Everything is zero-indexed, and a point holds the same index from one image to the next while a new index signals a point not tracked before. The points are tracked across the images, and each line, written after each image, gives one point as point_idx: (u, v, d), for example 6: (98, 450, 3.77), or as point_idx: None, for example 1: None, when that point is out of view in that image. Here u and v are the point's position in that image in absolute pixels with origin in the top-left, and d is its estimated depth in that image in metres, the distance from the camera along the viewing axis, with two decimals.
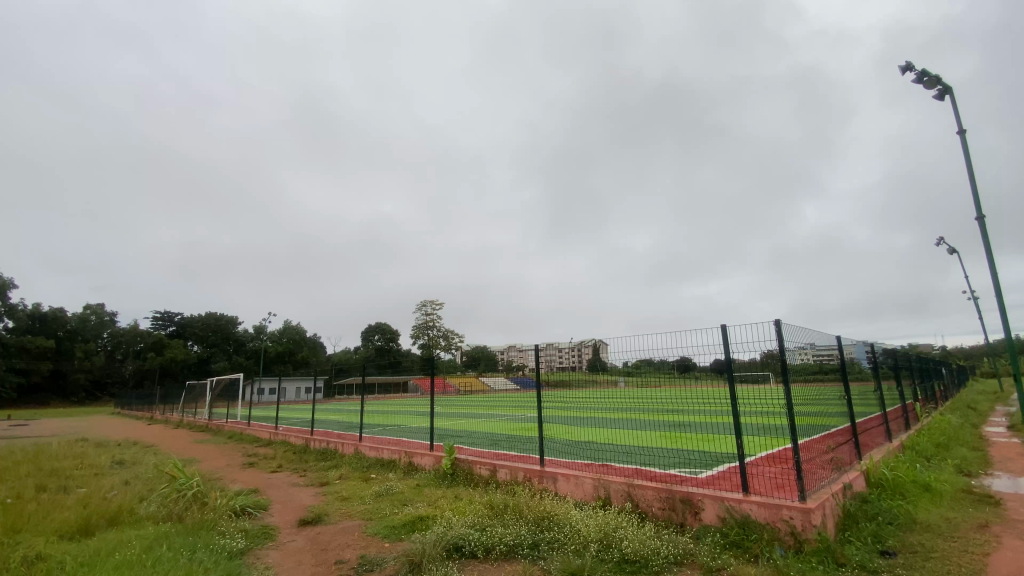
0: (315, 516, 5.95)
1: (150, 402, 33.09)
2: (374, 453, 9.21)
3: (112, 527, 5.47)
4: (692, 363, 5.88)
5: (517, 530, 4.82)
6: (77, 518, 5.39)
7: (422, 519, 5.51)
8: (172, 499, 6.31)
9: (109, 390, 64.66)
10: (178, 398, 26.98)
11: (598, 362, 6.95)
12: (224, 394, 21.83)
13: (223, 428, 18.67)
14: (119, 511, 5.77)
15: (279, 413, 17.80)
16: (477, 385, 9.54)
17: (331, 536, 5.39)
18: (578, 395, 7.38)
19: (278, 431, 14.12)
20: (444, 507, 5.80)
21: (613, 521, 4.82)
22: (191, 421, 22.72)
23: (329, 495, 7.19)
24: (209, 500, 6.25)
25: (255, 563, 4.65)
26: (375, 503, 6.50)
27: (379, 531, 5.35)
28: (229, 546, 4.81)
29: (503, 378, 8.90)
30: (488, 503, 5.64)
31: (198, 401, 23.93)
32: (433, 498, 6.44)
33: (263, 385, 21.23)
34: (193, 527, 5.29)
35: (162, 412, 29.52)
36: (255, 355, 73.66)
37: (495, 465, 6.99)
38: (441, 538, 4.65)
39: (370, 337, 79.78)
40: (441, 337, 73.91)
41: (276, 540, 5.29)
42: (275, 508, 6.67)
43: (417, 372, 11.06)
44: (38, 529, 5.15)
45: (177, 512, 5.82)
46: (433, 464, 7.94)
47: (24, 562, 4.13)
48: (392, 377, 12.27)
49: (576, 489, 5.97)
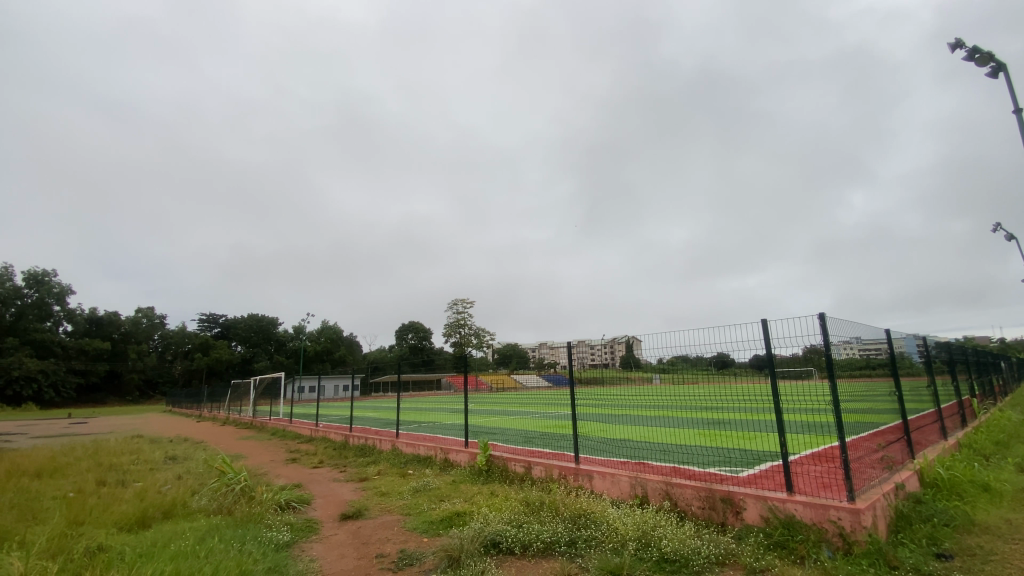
0: (356, 510, 6.10)
1: (198, 400, 34.73)
2: (410, 450, 9.38)
3: (167, 519, 5.77)
4: (730, 359, 5.79)
5: (554, 527, 4.82)
6: (134, 511, 5.69)
7: (459, 515, 5.57)
8: (221, 493, 6.59)
9: (160, 389, 67.96)
10: (224, 397, 28.13)
11: (631, 359, 6.86)
12: (268, 392, 22.69)
13: (266, 425, 19.40)
14: (173, 505, 6.07)
15: (318, 411, 18.32)
16: (507, 381, 9.74)
17: (372, 530, 5.51)
18: (612, 392, 7.30)
19: (318, 428, 14.57)
20: (480, 504, 5.85)
21: (651, 519, 4.75)
22: (237, 418, 23.72)
23: (368, 491, 7.36)
24: (255, 494, 6.50)
25: (300, 555, 4.81)
26: (412, 499, 6.62)
27: (417, 527, 5.43)
28: (276, 539, 4.99)
29: (534, 375, 8.92)
30: (524, 499, 5.64)
31: (242, 399, 24.87)
32: (469, 494, 6.50)
33: (304, 383, 21.95)
34: (242, 520, 5.51)
35: (209, 410, 30.81)
36: (295, 355, 76.04)
37: (530, 462, 6.99)
38: (478, 533, 4.69)
39: (404, 336, 81.14)
40: (472, 335, 74.46)
41: (319, 534, 5.45)
42: (318, 502, 6.88)
43: (449, 370, 11.16)
44: (99, 522, 5.45)
45: (227, 505, 6.08)
46: (468, 460, 8.02)
47: (87, 553, 4.39)
48: (426, 376, 12.49)
49: (613, 487, 5.91)
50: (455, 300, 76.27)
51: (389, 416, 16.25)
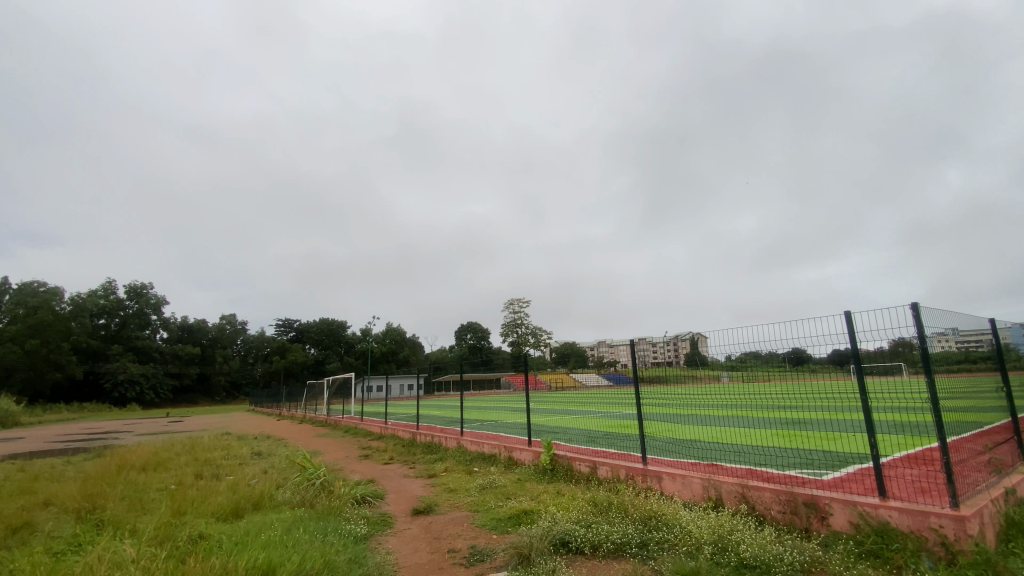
0: (427, 506, 6.29)
1: (277, 399, 37.19)
2: (475, 447, 9.56)
3: (256, 510, 6.23)
4: (807, 356, 5.42)
5: (625, 528, 4.74)
6: (228, 502, 6.17)
7: (526, 513, 5.61)
8: (303, 486, 7.02)
9: (243, 389, 73.39)
10: (301, 396, 29.99)
11: (697, 356, 6.61)
12: (340, 392, 23.90)
13: (339, 423, 20.43)
14: (261, 497, 6.54)
15: (386, 409, 19.09)
16: (567, 380, 9.65)
17: (443, 525, 5.67)
18: (678, 391, 7.06)
19: (387, 426, 15.18)
20: (547, 502, 5.86)
21: (727, 523, 4.57)
22: (313, 416, 25.20)
23: (437, 487, 7.58)
24: (333, 488, 6.86)
25: (377, 547, 5.03)
26: (480, 495, 6.74)
27: (486, 523, 5.52)
28: (354, 531, 5.25)
29: (594, 374, 8.85)
30: (592, 500, 5.58)
31: (317, 398, 26.39)
32: (535, 493, 6.53)
33: (371, 383, 22.95)
34: (323, 512, 5.84)
35: (289, 409, 32.91)
36: (362, 356, 79.48)
37: (596, 462, 6.91)
38: (547, 531, 4.70)
39: (463, 337, 82.75)
40: (530, 335, 74.67)
41: (394, 528, 5.66)
42: (390, 497, 7.17)
43: (508, 369, 11.28)
44: (198, 512, 5.97)
45: (309, 498, 6.47)
46: (532, 458, 8.06)
47: (190, 540, 4.83)
48: (487, 375, 12.63)
49: (684, 489, 5.73)
50: (512, 300, 76.78)
51: (452, 415, 16.63)
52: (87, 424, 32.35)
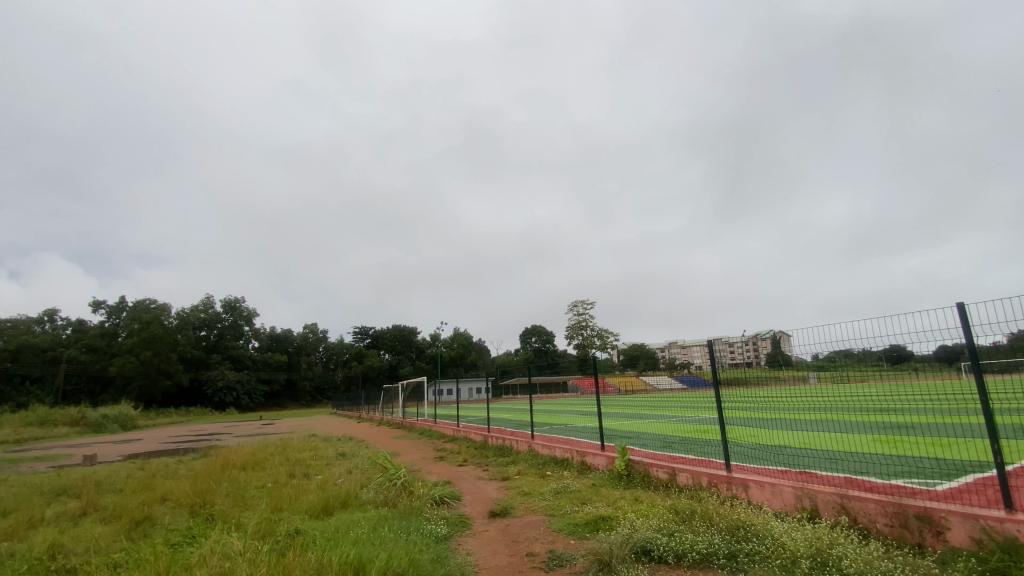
0: (503, 508, 6.35)
1: (357, 401, 39.28)
2: (547, 451, 9.53)
3: (344, 508, 6.58)
4: (907, 353, 4.93)
5: (710, 537, 4.53)
6: (319, 500, 6.57)
7: (604, 519, 5.50)
8: (386, 486, 7.33)
9: (326, 394, 78.09)
10: (378, 399, 31.47)
11: (780, 356, 6.24)
12: (414, 396, 24.80)
13: (415, 425, 21.19)
14: (348, 496, 6.90)
15: (457, 412, 19.52)
16: (636, 384, 9.28)
17: (520, 529, 5.69)
18: (760, 394, 6.66)
19: (459, 428, 15.53)
20: (626, 508, 5.72)
21: (826, 536, 4.24)
22: (390, 418, 26.32)
23: (512, 490, 7.61)
24: (413, 489, 7.11)
25: (457, 548, 5.14)
26: (555, 500, 6.70)
27: (563, 528, 5.49)
28: (435, 531, 5.38)
29: (666, 377, 8.63)
30: (673, 507, 5.38)
31: (394, 401, 27.58)
32: (612, 499, 6.39)
33: (443, 387, 23.62)
34: (405, 512, 6.07)
35: (368, 411, 34.65)
36: (433, 360, 82.05)
37: (674, 468, 6.67)
38: (628, 539, 4.58)
39: (529, 339, 83.28)
40: (597, 336, 73.70)
41: (472, 529, 5.77)
42: (467, 499, 7.31)
43: (576, 372, 11.17)
44: (294, 509, 6.39)
45: (391, 498, 6.73)
46: (606, 464, 7.90)
47: (288, 535, 5.18)
48: (554, 378, 12.51)
49: (774, 498, 5.39)
50: (575, 302, 75.98)
51: (523, 417, 16.70)
52: (195, 427, 35.82)
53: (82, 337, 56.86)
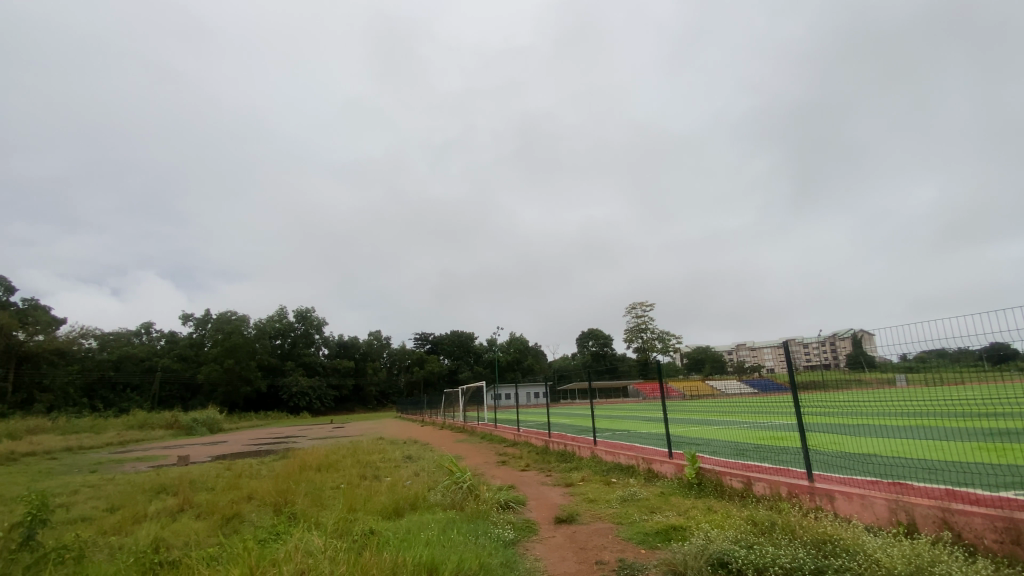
0: (569, 514, 6.30)
1: (419, 405, 40.49)
2: (611, 458, 9.35)
3: (414, 510, 6.78)
4: (1011, 351, 4.45)
5: (795, 551, 4.25)
6: (390, 502, 6.81)
7: (676, 529, 5.31)
8: (452, 489, 7.49)
9: (390, 398, 80.94)
10: (440, 403, 32.23)
11: (862, 357, 5.81)
12: (474, 400, 25.20)
13: (476, 429, 21.49)
14: (416, 498, 7.10)
15: (517, 417, 19.60)
16: (703, 389, 8.93)
17: (588, 536, 5.62)
18: (840, 399, 6.22)
19: (520, 433, 15.58)
20: (699, 518, 5.49)
21: (927, 553, 3.87)
22: (452, 423, 26.87)
23: (577, 497, 7.51)
24: (478, 492, 7.20)
25: (525, 553, 5.14)
26: (622, 508, 6.56)
27: (633, 537, 5.35)
28: (503, 536, 5.42)
29: (735, 381, 8.26)
30: (751, 519, 5.10)
31: (454, 406, 28.17)
32: (683, 508, 6.16)
33: (502, 392, 23.84)
34: (472, 515, 6.16)
35: (430, 416, 35.59)
36: (491, 366, 82.97)
37: (750, 477, 6.36)
38: (703, 550, 4.39)
39: (586, 343, 82.56)
40: (657, 339, 71.78)
41: (539, 535, 5.75)
42: (532, 504, 7.30)
43: (638, 377, 10.94)
44: (367, 509, 6.66)
45: (458, 501, 6.86)
46: (675, 471, 7.63)
47: (364, 534, 5.39)
48: (614, 383, 12.31)
49: (865, 511, 4.99)
50: (633, 304, 74.31)
51: (583, 423, 16.53)
52: (272, 430, 38.22)
53: (173, 347, 62.29)
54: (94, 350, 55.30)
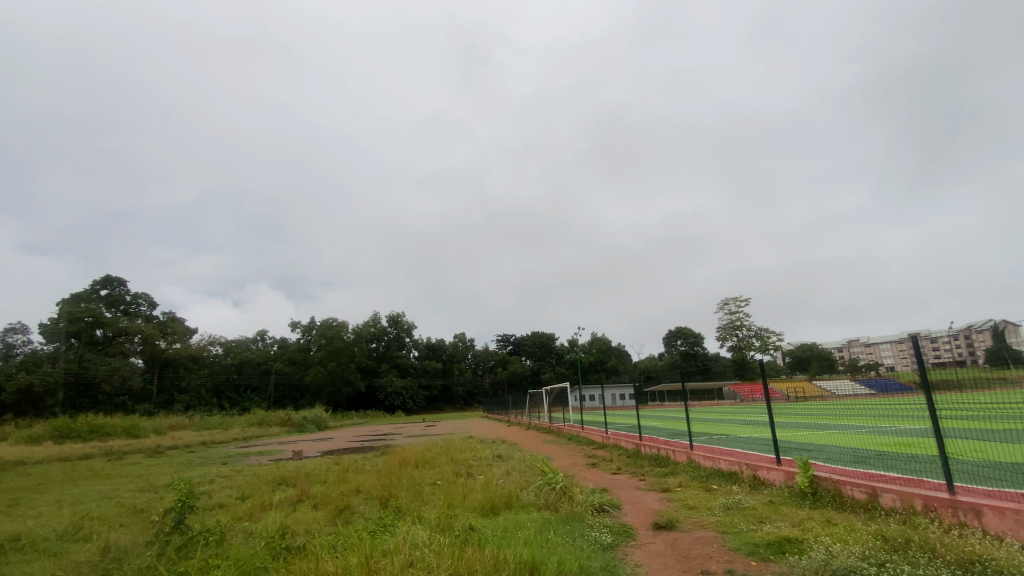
0: (668, 521, 6.08)
1: (505, 406, 41.21)
2: (711, 464, 8.90)
3: (509, 508, 6.91)
4: None
5: (936, 572, 3.76)
6: (486, 500, 6.98)
7: (791, 541, 4.93)
8: (545, 490, 7.51)
9: (477, 399, 83.18)
10: (525, 404, 32.60)
11: (1005, 352, 5.18)
12: (559, 401, 25.18)
13: (563, 430, 21.45)
14: (510, 497, 7.21)
15: (605, 419, 19.27)
16: (810, 390, 8.19)
17: (690, 544, 5.39)
18: (982, 400, 5.47)
19: (609, 435, 15.31)
20: (817, 531, 5.05)
21: None
22: (537, 423, 27.04)
23: (675, 503, 7.21)
24: (572, 494, 7.16)
25: (625, 558, 5.03)
26: (726, 516, 6.20)
27: (741, 547, 5.04)
28: (599, 539, 5.35)
29: (848, 381, 7.49)
30: (880, 534, 4.59)
31: (540, 406, 28.36)
32: (797, 519, 5.71)
33: (587, 393, 23.61)
34: (568, 517, 6.15)
35: (516, 416, 36.10)
36: (574, 367, 82.41)
37: (876, 488, 5.75)
38: (824, 566, 4.03)
39: (674, 342, 79.47)
40: (753, 337, 67.22)
41: (637, 540, 5.61)
42: (627, 508, 7.13)
43: (735, 378, 10.34)
44: (465, 506, 6.89)
45: (553, 502, 6.87)
46: (785, 480, 7.10)
47: (465, 530, 5.59)
48: (708, 385, 11.73)
49: (1022, 529, 4.31)
50: (725, 300, 70.14)
51: (675, 425, 15.90)
52: (371, 428, 40.92)
53: (284, 352, 68.73)
54: (220, 355, 62.46)
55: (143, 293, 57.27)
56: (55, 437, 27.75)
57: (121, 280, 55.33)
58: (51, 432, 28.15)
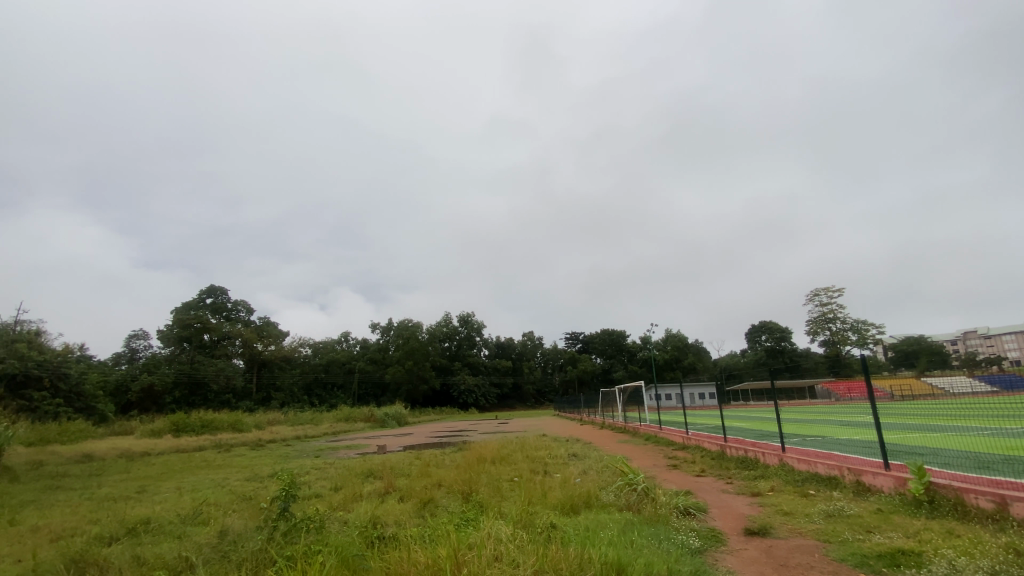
0: (761, 527, 5.74)
1: (578, 405, 40.87)
2: (807, 468, 8.30)
3: (588, 508, 6.85)
4: None
5: None
6: (566, 498, 6.96)
7: (906, 553, 4.47)
8: (625, 490, 7.35)
9: (548, 397, 83.34)
10: (598, 402, 32.23)
11: None
12: (634, 400, 24.62)
13: (639, 430, 20.93)
14: (589, 496, 7.14)
15: (684, 418, 18.55)
16: (919, 387, 7.32)
17: (788, 552, 5.04)
18: None
19: (689, 436, 14.74)
20: (937, 543, 4.54)
21: None
22: (612, 422, 26.61)
23: (768, 508, 6.78)
24: (655, 495, 6.95)
25: (716, 564, 4.82)
26: (828, 524, 5.75)
27: (847, 558, 4.65)
28: (687, 543, 5.16)
29: (964, 377, 6.75)
30: (1017, 549, 4.04)
31: (614, 405, 27.89)
32: (911, 529, 5.17)
33: (664, 391, 22.90)
34: (651, 519, 5.99)
35: (589, 415, 35.73)
36: (648, 364, 80.04)
37: (1007, 496, 5.10)
38: None
39: (758, 338, 74.82)
40: (849, 330, 61.69)
41: (728, 546, 5.34)
42: (715, 512, 6.80)
43: (828, 375, 9.69)
44: (544, 503, 6.93)
45: (634, 503, 6.72)
46: (894, 486, 6.47)
47: (546, 527, 5.62)
48: (798, 382, 11.05)
49: None
50: (815, 291, 64.99)
51: (762, 426, 15.03)
52: (447, 425, 42.29)
53: (365, 352, 72.68)
54: (308, 356, 67.27)
55: (242, 301, 62.96)
56: (174, 431, 31.20)
57: (223, 289, 61.13)
58: (170, 426, 31.63)
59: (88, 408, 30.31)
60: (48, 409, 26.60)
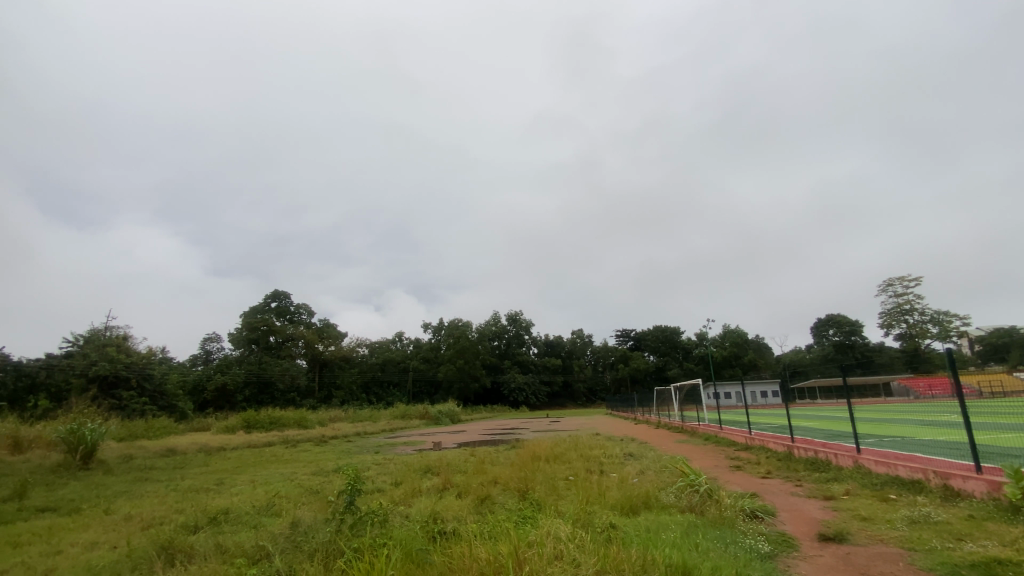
0: (837, 532, 5.40)
1: (631, 404, 40.10)
2: (886, 470, 7.73)
3: (648, 508, 6.71)
4: None
5: None
6: (624, 498, 6.86)
7: (1005, 563, 4.09)
8: (686, 491, 7.13)
9: (600, 395, 82.32)
10: (653, 401, 31.48)
11: None
12: (691, 398, 23.88)
13: (698, 429, 20.26)
14: (648, 497, 7.00)
15: (746, 418, 17.79)
16: (1014, 382, 6.84)
17: (868, 560, 4.73)
18: None
19: (752, 436, 14.10)
20: None
21: None
22: (668, 422, 25.92)
23: (844, 513, 6.37)
24: (719, 497, 6.70)
25: (788, 570, 4.59)
26: (912, 531, 5.33)
27: (936, 568, 4.31)
28: (756, 547, 4.95)
29: None
30: None
31: (670, 404, 27.13)
32: (1009, 538, 4.71)
33: (722, 390, 22.05)
34: (716, 521, 5.78)
35: (643, 413, 34.97)
36: (704, 361, 77.35)
37: None
38: None
39: (824, 332, 70.60)
40: (929, 322, 57.02)
41: (801, 552, 5.06)
42: (783, 516, 6.46)
43: (905, 371, 9.02)
44: (603, 502, 6.85)
45: (697, 505, 6.52)
46: (988, 491, 5.92)
47: (605, 527, 5.56)
48: (872, 378, 10.36)
49: None
50: (888, 281, 60.51)
51: (832, 425, 14.20)
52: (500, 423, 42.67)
53: (418, 352, 74.59)
54: (365, 356, 69.84)
55: (303, 304, 66.22)
56: (246, 427, 33.27)
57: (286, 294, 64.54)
58: (242, 423, 33.73)
59: (170, 406, 32.86)
60: (136, 407, 29.04)
